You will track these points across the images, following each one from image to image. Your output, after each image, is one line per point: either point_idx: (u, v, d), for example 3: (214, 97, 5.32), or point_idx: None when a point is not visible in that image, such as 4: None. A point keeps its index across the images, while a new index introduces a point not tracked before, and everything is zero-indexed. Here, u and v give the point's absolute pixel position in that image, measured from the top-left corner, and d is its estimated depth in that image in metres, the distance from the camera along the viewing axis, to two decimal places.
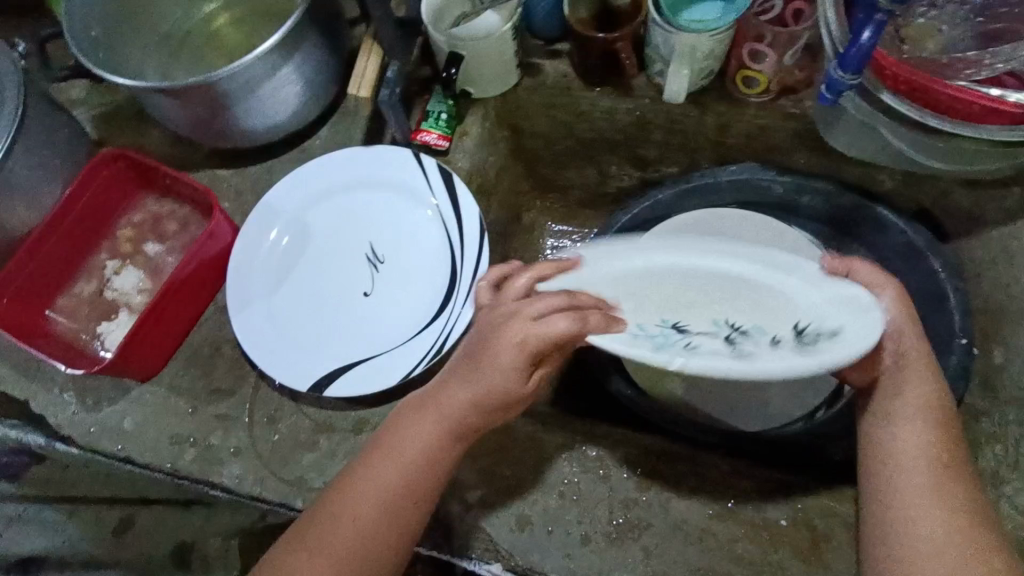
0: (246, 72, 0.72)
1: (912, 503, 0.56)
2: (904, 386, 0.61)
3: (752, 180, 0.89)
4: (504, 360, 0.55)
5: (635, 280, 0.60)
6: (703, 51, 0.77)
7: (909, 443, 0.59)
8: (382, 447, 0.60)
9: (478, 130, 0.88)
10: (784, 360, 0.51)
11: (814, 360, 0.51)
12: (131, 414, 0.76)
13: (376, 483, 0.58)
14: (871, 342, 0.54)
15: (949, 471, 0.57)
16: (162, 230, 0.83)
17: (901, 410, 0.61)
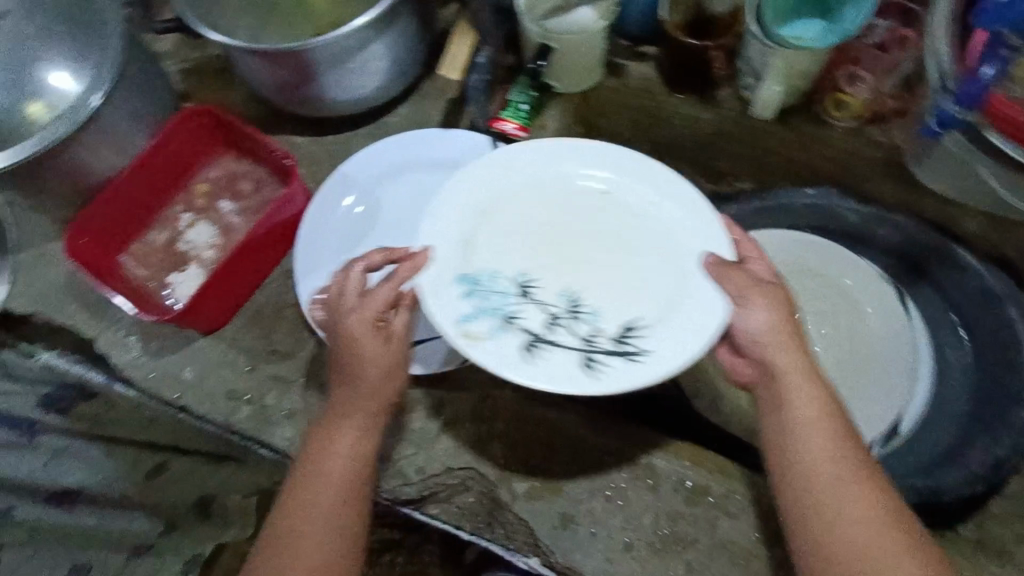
0: (337, 44, 0.73)
1: (860, 534, 0.54)
2: (787, 399, 0.59)
3: (829, 208, 0.89)
4: (366, 350, 0.62)
5: (542, 232, 0.66)
6: (798, 70, 0.75)
7: (820, 465, 0.57)
8: (315, 460, 0.63)
9: (556, 124, 0.87)
10: (563, 356, 0.60)
11: (580, 364, 0.60)
12: (192, 366, 0.78)
13: (318, 499, 0.61)
14: (686, 358, 0.59)
15: (854, 478, 0.56)
16: (236, 189, 0.85)
17: (795, 427, 0.59)
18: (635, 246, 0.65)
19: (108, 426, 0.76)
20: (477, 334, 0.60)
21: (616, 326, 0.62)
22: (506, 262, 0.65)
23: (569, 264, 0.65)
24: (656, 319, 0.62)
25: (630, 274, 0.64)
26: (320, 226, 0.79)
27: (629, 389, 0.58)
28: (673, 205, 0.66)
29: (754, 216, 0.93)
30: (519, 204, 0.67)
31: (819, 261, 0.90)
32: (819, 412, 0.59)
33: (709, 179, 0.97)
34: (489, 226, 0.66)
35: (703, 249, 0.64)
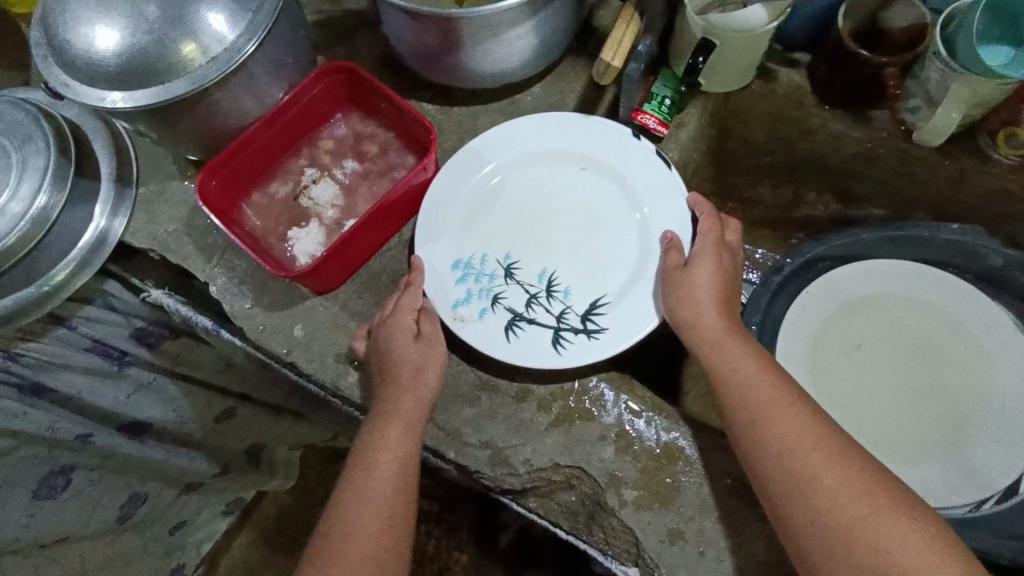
0: (497, 16, 0.70)
1: (850, 504, 0.54)
2: (740, 372, 0.63)
3: (972, 245, 0.82)
4: (411, 355, 0.66)
5: (512, 217, 0.77)
6: (981, 96, 0.70)
7: (792, 439, 0.58)
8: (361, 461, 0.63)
9: (695, 124, 0.84)
10: (539, 331, 0.70)
11: (557, 345, 0.69)
12: (302, 323, 0.78)
13: (370, 502, 0.61)
14: (635, 334, 0.68)
15: (819, 439, 0.58)
16: (362, 150, 0.84)
17: (760, 407, 0.60)
18: (607, 235, 0.75)
19: (184, 368, 1.00)
20: (467, 317, 0.71)
21: (584, 304, 0.72)
22: (496, 247, 0.76)
23: (552, 251, 0.75)
24: (618, 299, 0.71)
25: (601, 258, 0.74)
26: (444, 200, 0.76)
27: (593, 359, 0.68)
28: (647, 193, 0.75)
29: (882, 245, 0.88)
30: (511, 196, 0.78)
31: (942, 301, 0.87)
32: (771, 377, 0.62)
33: (838, 202, 0.93)
34: (484, 215, 0.77)
35: (665, 227, 0.73)
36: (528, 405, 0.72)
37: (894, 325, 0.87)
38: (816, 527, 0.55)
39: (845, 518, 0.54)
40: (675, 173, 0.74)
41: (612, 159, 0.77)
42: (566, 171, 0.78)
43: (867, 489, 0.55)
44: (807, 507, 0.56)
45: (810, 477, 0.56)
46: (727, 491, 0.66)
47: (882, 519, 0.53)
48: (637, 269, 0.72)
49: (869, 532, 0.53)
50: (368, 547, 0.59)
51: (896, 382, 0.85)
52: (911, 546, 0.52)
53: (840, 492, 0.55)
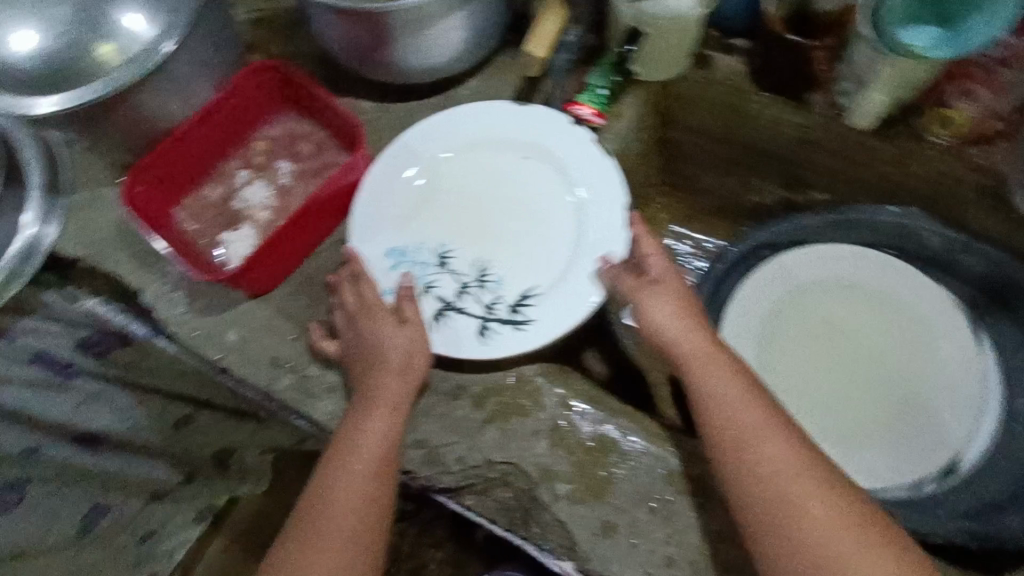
0: (421, 9, 0.69)
1: (833, 540, 0.54)
2: (720, 394, 0.61)
3: (912, 227, 0.82)
4: (392, 340, 0.67)
5: (448, 208, 0.76)
6: (910, 79, 0.69)
7: (773, 467, 0.57)
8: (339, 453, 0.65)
9: (633, 113, 0.82)
10: (467, 323, 0.69)
11: (484, 337, 0.69)
12: (235, 327, 0.77)
13: (349, 481, 0.63)
14: (560, 327, 0.67)
15: (801, 467, 0.57)
16: (296, 150, 0.82)
17: (745, 433, 0.59)
18: (543, 225, 0.74)
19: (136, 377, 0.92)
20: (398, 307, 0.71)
21: (514, 295, 0.71)
22: (430, 236, 0.75)
23: (486, 242, 0.75)
24: (547, 292, 0.70)
25: (535, 247, 0.73)
26: (379, 193, 0.75)
27: (515, 351, 0.67)
28: (583, 183, 0.74)
29: (827, 229, 0.88)
30: (448, 186, 0.77)
31: (894, 288, 0.86)
32: (756, 399, 0.61)
33: (788, 190, 0.92)
34: (420, 206, 0.76)
35: (598, 220, 0.72)
36: (463, 403, 0.71)
37: (844, 310, 0.87)
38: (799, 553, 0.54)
39: (830, 547, 0.54)
40: (614, 166, 0.73)
41: (552, 148, 0.76)
42: (503, 162, 0.78)
43: (859, 522, 0.55)
44: (797, 537, 0.55)
45: (798, 507, 0.55)
46: (659, 482, 0.66)
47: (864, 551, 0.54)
48: (568, 261, 0.71)
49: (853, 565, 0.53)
50: (343, 523, 0.62)
51: (843, 367, 0.84)
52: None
53: (824, 525, 0.55)
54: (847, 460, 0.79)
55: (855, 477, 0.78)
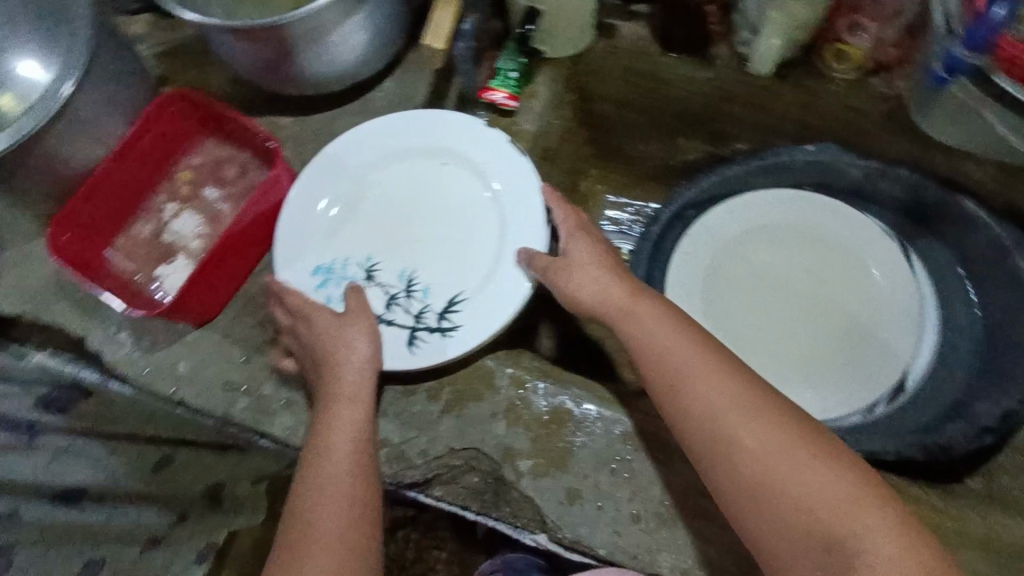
0: (319, 17, 0.69)
1: (773, 468, 0.54)
2: (654, 338, 0.62)
3: (830, 162, 0.85)
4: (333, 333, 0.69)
5: (372, 220, 0.77)
6: (798, 20, 0.71)
7: (711, 402, 0.57)
8: (313, 455, 0.64)
9: (547, 92, 0.83)
10: (399, 334, 0.72)
11: (417, 347, 0.71)
12: (185, 358, 0.77)
13: (331, 482, 0.62)
14: (487, 332, 0.70)
15: (743, 400, 0.57)
16: (221, 175, 0.82)
17: (680, 373, 0.60)
18: (463, 230, 0.76)
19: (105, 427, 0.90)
20: None
21: (442, 302, 0.73)
22: (356, 250, 0.76)
23: (411, 250, 0.76)
24: (473, 296, 0.72)
25: (456, 254, 0.75)
26: (299, 217, 0.76)
27: (445, 361, 0.69)
28: (499, 181, 0.75)
29: (750, 175, 0.90)
30: (368, 199, 0.78)
31: (825, 224, 0.89)
32: (684, 345, 0.61)
33: (710, 143, 0.94)
34: (342, 222, 0.77)
35: (517, 216, 0.74)
36: (418, 397, 0.72)
37: (781, 254, 0.90)
38: (734, 477, 0.55)
39: (765, 471, 0.54)
40: (526, 162, 0.74)
41: (465, 150, 0.77)
42: (419, 169, 0.78)
43: (794, 446, 0.55)
44: (731, 467, 0.56)
45: (728, 438, 0.56)
46: (615, 442, 0.68)
47: (799, 474, 0.53)
48: (493, 263, 0.73)
49: (788, 487, 0.53)
50: (337, 524, 0.60)
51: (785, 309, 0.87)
52: (825, 497, 0.52)
53: (764, 453, 0.55)
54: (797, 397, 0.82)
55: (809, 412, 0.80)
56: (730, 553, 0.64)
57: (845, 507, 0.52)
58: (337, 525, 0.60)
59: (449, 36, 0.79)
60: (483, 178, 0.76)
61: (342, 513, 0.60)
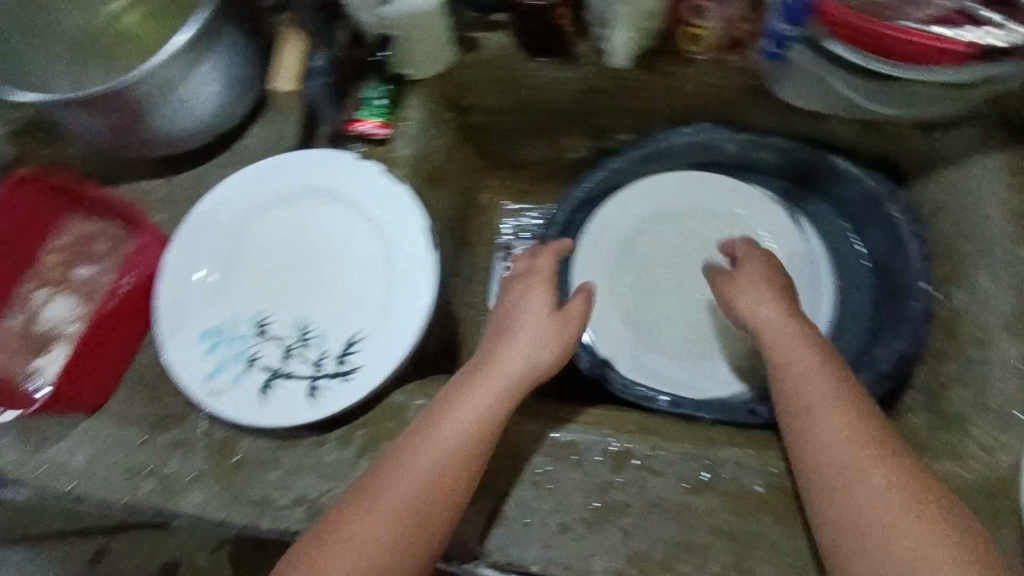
0: (160, 78, 0.67)
1: (881, 498, 0.54)
2: (798, 380, 0.63)
3: (708, 141, 0.86)
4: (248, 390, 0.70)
5: (256, 272, 0.75)
6: (643, 10, 0.72)
7: (824, 433, 0.59)
8: (416, 436, 0.62)
9: (419, 113, 0.81)
10: (299, 386, 0.69)
11: (318, 396, 0.68)
12: (80, 450, 0.72)
13: (428, 455, 0.61)
14: (388, 368, 0.68)
15: (858, 435, 0.58)
16: (92, 251, 0.78)
17: (799, 410, 0.62)
18: (352, 268, 0.74)
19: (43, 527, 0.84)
20: (221, 388, 0.69)
21: (339, 344, 0.71)
22: (243, 306, 0.73)
23: (301, 297, 0.74)
24: (370, 334, 0.71)
25: (348, 293, 0.73)
26: (177, 287, 0.73)
27: (348, 406, 0.67)
28: (377, 209, 0.74)
29: (637, 164, 0.90)
30: (247, 253, 0.75)
31: (711, 198, 0.91)
32: (832, 370, 0.63)
33: (595, 139, 0.95)
34: (225, 280, 0.74)
35: (403, 246, 0.73)
36: (331, 447, 0.70)
37: (675, 235, 0.91)
38: (815, 462, 0.58)
39: (831, 464, 0.57)
40: (401, 186, 0.73)
41: (340, 186, 0.75)
42: (298, 213, 0.76)
43: (876, 454, 0.57)
44: (812, 449, 0.59)
45: (816, 428, 0.60)
46: (534, 455, 0.68)
47: (871, 475, 0.55)
48: (386, 296, 0.72)
49: (854, 484, 0.55)
50: (393, 529, 0.57)
51: (689, 287, 0.89)
52: (887, 501, 0.54)
53: (893, 483, 0.55)
54: (713, 373, 0.84)
55: (727, 386, 0.83)
56: (659, 546, 0.64)
57: (908, 518, 0.52)
58: (361, 547, 0.56)
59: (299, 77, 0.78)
60: (362, 212, 0.75)
61: (385, 527, 0.57)
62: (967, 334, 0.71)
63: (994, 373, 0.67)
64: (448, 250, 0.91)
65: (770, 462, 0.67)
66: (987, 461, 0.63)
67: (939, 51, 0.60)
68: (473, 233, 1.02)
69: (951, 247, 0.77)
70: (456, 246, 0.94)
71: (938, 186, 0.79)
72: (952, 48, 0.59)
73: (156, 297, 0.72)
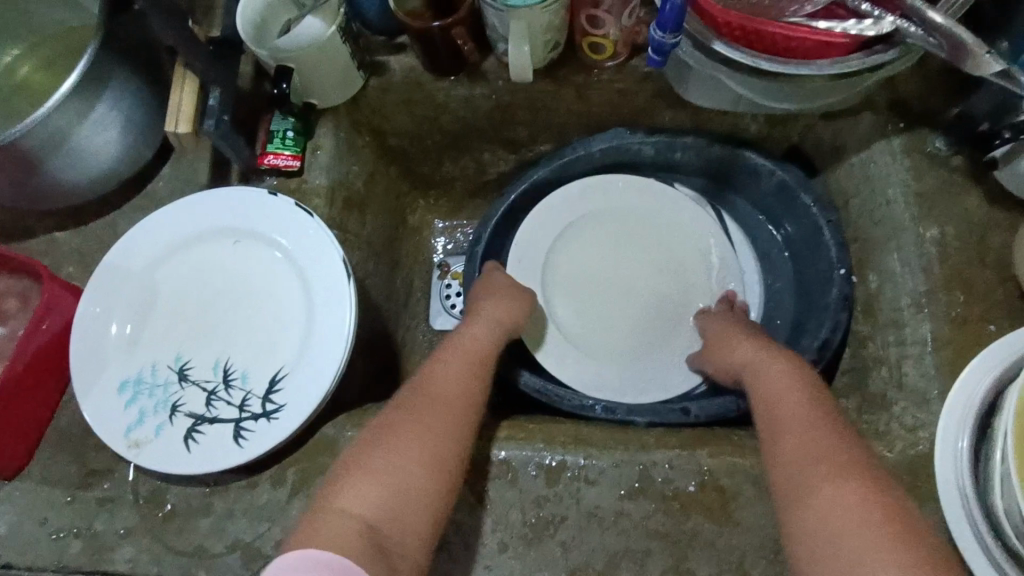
0: (52, 125, 0.65)
1: (829, 510, 0.50)
2: (775, 396, 0.63)
3: (623, 145, 0.87)
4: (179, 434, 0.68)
5: (174, 317, 0.73)
6: (540, 24, 0.72)
7: (793, 449, 0.56)
8: (402, 407, 0.63)
9: (332, 143, 0.82)
10: (225, 429, 0.68)
11: (245, 438, 0.67)
12: (2, 517, 0.70)
13: (415, 426, 0.61)
14: (313, 403, 0.67)
15: (836, 449, 0.55)
16: (1, 310, 0.76)
17: (782, 425, 0.59)
18: (271, 305, 0.73)
19: None
20: (143, 439, 0.68)
21: (263, 383, 0.70)
22: (162, 353, 0.72)
23: (221, 338, 0.72)
24: (294, 369, 0.70)
25: (270, 330, 0.72)
26: (90, 341, 0.71)
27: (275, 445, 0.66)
28: (289, 241, 0.73)
29: (560, 173, 0.91)
30: (162, 298, 0.73)
31: (630, 201, 0.92)
32: (817, 392, 0.62)
33: (513, 150, 0.96)
34: (142, 328, 0.72)
35: (320, 278, 0.72)
36: (263, 489, 0.69)
37: (602, 241, 0.91)
38: (778, 468, 0.56)
39: (794, 469, 0.55)
40: (311, 217, 0.73)
41: (254, 222, 0.74)
42: (212, 253, 0.75)
43: (845, 456, 0.54)
44: (773, 451, 0.58)
45: (782, 435, 0.58)
46: (469, 477, 0.67)
47: (832, 476, 0.52)
48: (307, 330, 0.71)
49: (812, 491, 0.52)
50: (399, 489, 0.57)
51: (624, 293, 0.90)
52: (845, 503, 0.50)
53: (843, 496, 0.50)
54: (658, 377, 0.86)
55: (672, 388, 0.85)
56: (598, 555, 0.64)
57: (866, 523, 0.48)
58: (341, 521, 0.54)
59: (194, 118, 0.72)
60: (278, 248, 0.74)
61: (369, 498, 0.56)
62: (883, 315, 0.73)
63: (909, 351, 0.68)
64: (378, 275, 0.91)
65: (701, 460, 0.67)
66: (910, 439, 0.65)
67: (821, 44, 0.62)
68: (406, 254, 1.02)
69: (863, 231, 0.79)
70: (389, 269, 0.94)
71: (847, 172, 0.81)
72: (834, 40, 0.61)
73: (73, 353, 0.70)
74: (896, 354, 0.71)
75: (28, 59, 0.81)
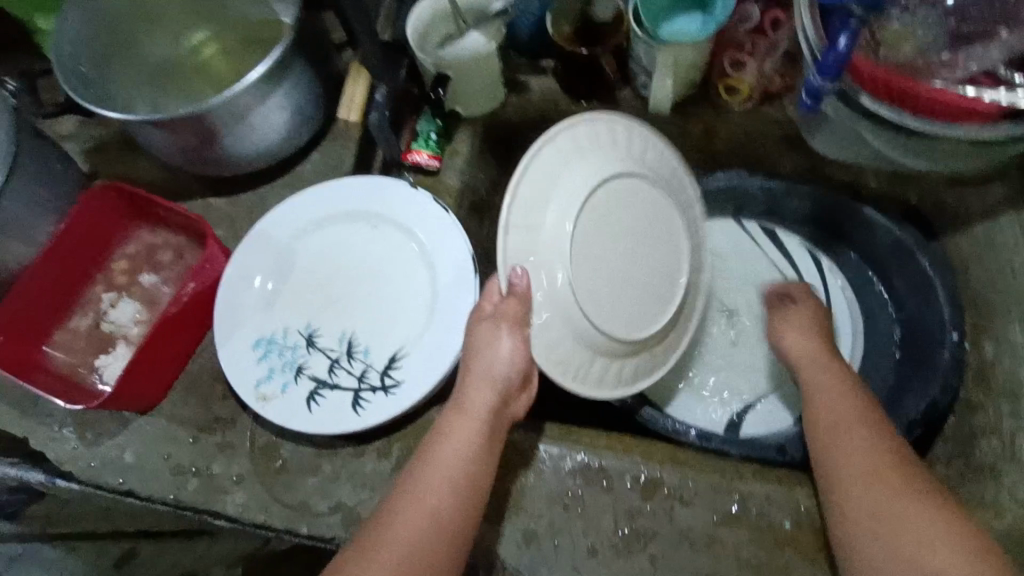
0: (238, 101, 0.72)
1: (908, 534, 0.53)
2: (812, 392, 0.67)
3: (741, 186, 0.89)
4: (299, 397, 0.73)
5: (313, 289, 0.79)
6: (685, 61, 0.76)
7: (851, 461, 0.59)
8: (415, 471, 0.60)
9: (468, 148, 0.87)
10: (343, 397, 0.73)
11: (361, 406, 0.72)
12: (131, 446, 0.76)
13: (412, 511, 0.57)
14: (428, 383, 0.72)
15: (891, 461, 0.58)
16: (156, 261, 0.83)
17: (834, 438, 0.62)
18: (398, 289, 0.78)
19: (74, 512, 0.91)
20: (271, 395, 0.73)
21: (383, 359, 0.75)
22: (295, 319, 0.78)
23: (349, 314, 0.78)
24: (413, 351, 0.74)
25: (394, 312, 0.77)
26: (234, 296, 0.77)
27: (390, 417, 0.70)
28: (425, 234, 0.79)
29: None
30: (302, 270, 0.80)
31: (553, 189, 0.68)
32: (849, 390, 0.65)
33: None
34: (282, 293, 0.79)
35: (452, 270, 0.77)
36: (369, 459, 0.73)
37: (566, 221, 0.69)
38: (847, 474, 0.59)
39: (850, 474, 0.58)
40: (449, 216, 0.78)
41: (394, 212, 0.80)
42: (351, 235, 0.81)
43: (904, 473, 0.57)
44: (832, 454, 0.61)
45: (836, 448, 0.61)
46: (566, 478, 0.69)
47: (910, 501, 0.54)
48: (431, 316, 0.76)
49: (881, 491, 0.56)
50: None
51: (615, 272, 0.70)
52: (922, 522, 0.53)
53: (918, 521, 0.53)
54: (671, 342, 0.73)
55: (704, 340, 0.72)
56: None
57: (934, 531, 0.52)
58: (416, 527, 0.57)
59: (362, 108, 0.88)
60: (415, 239, 0.79)
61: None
62: (997, 385, 0.74)
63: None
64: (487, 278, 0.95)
65: (799, 499, 0.67)
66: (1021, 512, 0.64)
67: (965, 110, 0.64)
68: None
69: (982, 298, 0.78)
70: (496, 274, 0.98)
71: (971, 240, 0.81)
72: (980, 107, 0.63)
73: (218, 307, 0.77)
74: (1011, 426, 0.70)
75: (212, 43, 0.90)
